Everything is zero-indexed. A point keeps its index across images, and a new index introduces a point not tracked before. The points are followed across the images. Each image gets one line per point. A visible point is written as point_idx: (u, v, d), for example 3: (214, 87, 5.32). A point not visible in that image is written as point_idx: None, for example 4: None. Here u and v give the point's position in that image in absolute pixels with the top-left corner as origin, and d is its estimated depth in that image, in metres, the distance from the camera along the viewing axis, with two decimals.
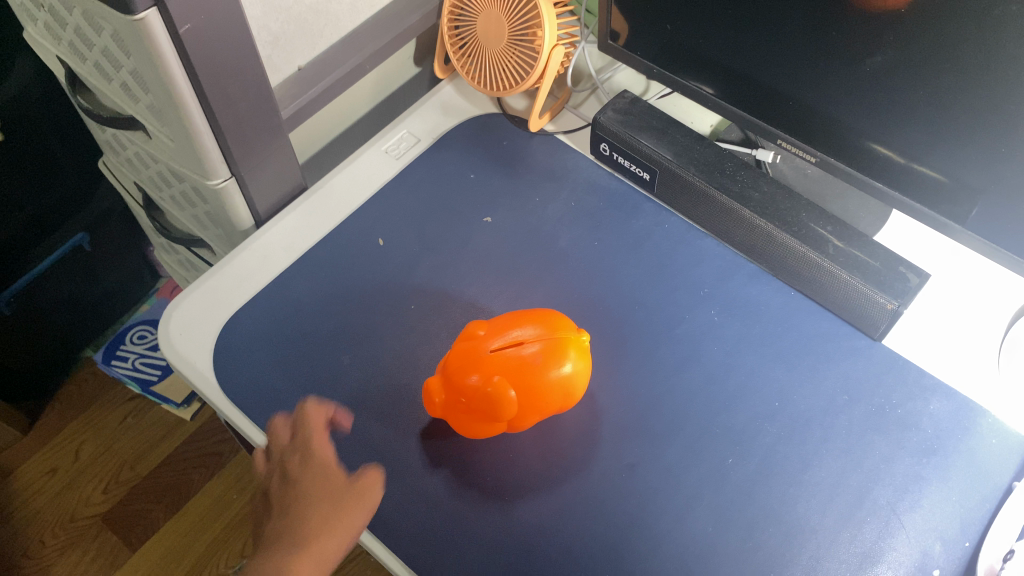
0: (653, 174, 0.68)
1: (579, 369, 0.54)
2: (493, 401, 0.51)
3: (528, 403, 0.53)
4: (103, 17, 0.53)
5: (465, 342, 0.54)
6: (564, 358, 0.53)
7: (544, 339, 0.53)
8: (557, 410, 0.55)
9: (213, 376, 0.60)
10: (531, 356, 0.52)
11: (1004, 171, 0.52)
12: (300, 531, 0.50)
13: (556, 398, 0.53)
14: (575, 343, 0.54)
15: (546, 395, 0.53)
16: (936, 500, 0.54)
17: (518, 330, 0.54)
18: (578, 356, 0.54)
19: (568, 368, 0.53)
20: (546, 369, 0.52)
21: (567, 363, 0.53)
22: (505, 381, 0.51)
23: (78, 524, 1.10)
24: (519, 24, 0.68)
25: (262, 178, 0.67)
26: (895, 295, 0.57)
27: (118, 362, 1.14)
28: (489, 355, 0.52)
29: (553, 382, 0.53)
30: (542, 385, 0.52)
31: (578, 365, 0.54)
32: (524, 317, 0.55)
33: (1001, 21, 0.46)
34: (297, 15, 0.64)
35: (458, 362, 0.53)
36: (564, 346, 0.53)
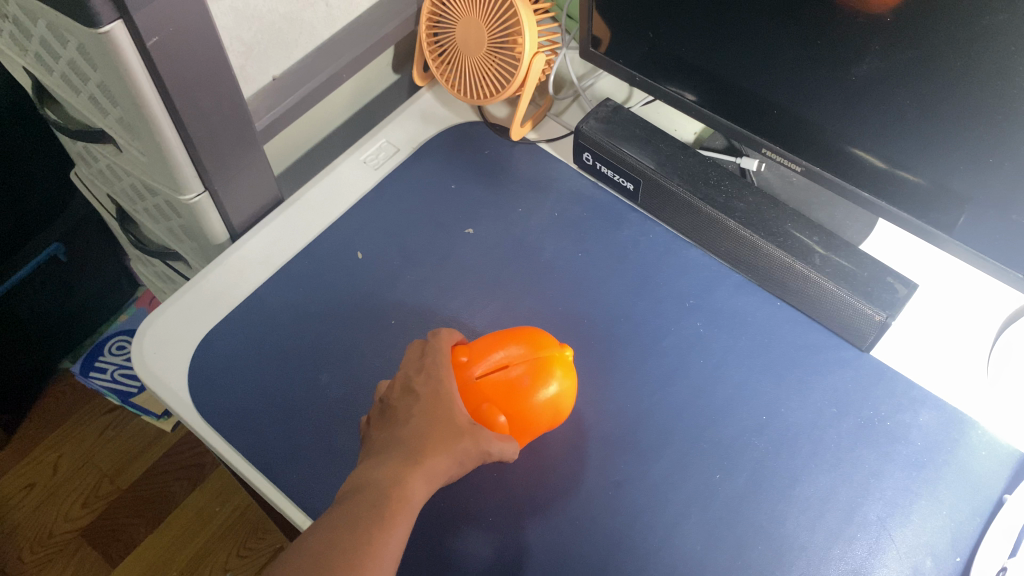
0: (637, 184, 0.67)
1: (567, 387, 0.53)
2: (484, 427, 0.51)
3: (520, 428, 0.52)
4: (67, 30, 0.51)
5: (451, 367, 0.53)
6: (551, 379, 0.52)
7: (529, 360, 0.52)
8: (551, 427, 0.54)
9: (188, 396, 0.59)
10: (517, 380, 0.51)
11: (992, 180, 0.51)
12: (418, 440, 0.48)
13: (547, 419, 0.53)
14: (560, 361, 0.53)
15: (537, 418, 0.52)
16: (926, 514, 0.53)
17: (502, 351, 0.52)
18: (564, 373, 0.52)
19: (555, 387, 0.52)
20: (533, 391, 0.51)
21: (554, 382, 0.52)
22: (493, 408, 0.51)
23: (56, 539, 1.08)
24: (498, 31, 0.66)
25: (236, 191, 0.65)
26: (883, 306, 0.56)
27: (96, 373, 1.12)
28: (475, 381, 0.51)
29: (543, 405, 0.52)
30: (531, 406, 0.51)
31: (566, 382, 0.53)
32: (506, 335, 0.53)
33: (990, 30, 0.44)
34: (271, 24, 0.62)
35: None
36: (549, 365, 0.52)
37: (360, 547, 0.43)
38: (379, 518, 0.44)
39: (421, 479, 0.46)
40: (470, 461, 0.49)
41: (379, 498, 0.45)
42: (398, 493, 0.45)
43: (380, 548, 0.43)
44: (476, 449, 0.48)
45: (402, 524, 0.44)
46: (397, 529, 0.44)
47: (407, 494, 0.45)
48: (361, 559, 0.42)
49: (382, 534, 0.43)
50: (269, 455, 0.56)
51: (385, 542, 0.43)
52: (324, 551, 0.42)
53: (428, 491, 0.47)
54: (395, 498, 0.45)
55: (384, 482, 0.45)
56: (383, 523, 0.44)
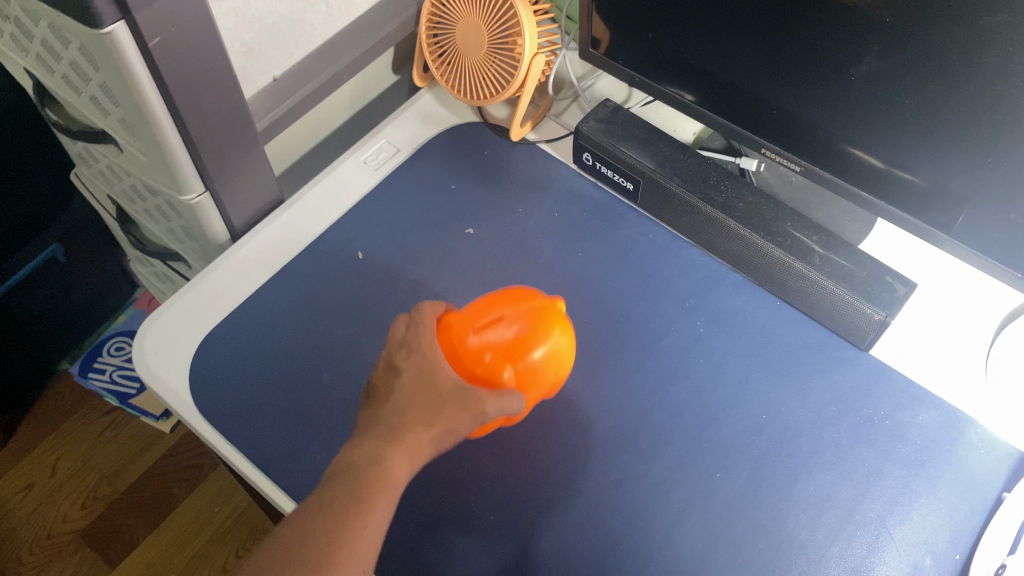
0: (636, 184, 0.68)
1: (561, 334, 0.52)
2: (489, 384, 0.50)
3: (527, 384, 0.51)
4: (69, 30, 0.51)
5: (442, 334, 0.52)
6: (547, 329, 0.51)
7: (522, 315, 0.51)
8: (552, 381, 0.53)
9: (189, 395, 0.59)
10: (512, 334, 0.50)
11: (990, 180, 0.52)
12: (400, 419, 0.47)
13: (549, 370, 0.52)
14: (552, 308, 0.52)
15: (539, 368, 0.51)
16: (925, 512, 0.53)
17: (491, 313, 0.51)
18: (559, 322, 0.52)
19: (553, 338, 0.51)
20: (532, 339, 0.50)
21: (551, 329, 0.51)
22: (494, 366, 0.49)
23: (55, 540, 1.08)
24: (498, 32, 0.66)
25: (237, 192, 0.65)
26: (882, 305, 0.57)
27: (95, 375, 1.12)
28: (470, 343, 0.50)
29: (543, 355, 0.51)
30: (534, 356, 0.50)
31: (560, 331, 0.52)
32: (495, 295, 0.53)
33: (988, 30, 0.45)
34: (271, 25, 0.62)
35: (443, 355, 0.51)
36: (542, 314, 0.51)
37: (341, 532, 0.42)
38: (359, 501, 0.43)
39: (402, 458, 0.45)
40: (462, 430, 0.48)
41: (359, 480, 0.44)
42: (379, 475, 0.44)
43: (361, 531, 0.43)
44: (463, 419, 0.47)
45: (383, 505, 0.44)
46: (378, 511, 0.44)
47: (388, 475, 0.44)
48: (343, 544, 0.42)
49: (363, 518, 0.43)
50: (271, 454, 0.56)
51: (366, 526, 0.43)
52: (305, 537, 0.42)
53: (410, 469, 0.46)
54: (375, 480, 0.44)
55: (364, 463, 0.45)
56: (364, 506, 0.43)
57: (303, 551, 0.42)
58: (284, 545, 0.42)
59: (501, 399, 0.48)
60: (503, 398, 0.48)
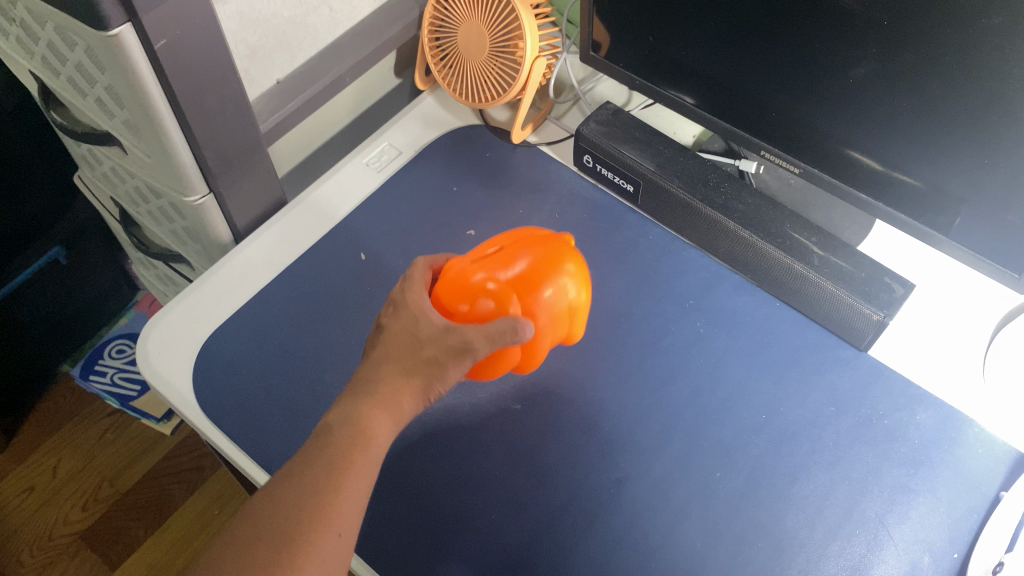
0: (637, 185, 0.68)
1: (575, 274, 0.53)
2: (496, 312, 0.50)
3: (538, 317, 0.51)
4: (75, 33, 0.51)
5: (446, 277, 0.53)
6: (559, 266, 0.52)
7: (528, 251, 0.52)
8: (564, 324, 0.54)
9: (192, 395, 0.59)
10: (522, 270, 0.51)
11: (987, 182, 0.52)
12: (380, 378, 0.47)
13: (562, 309, 0.53)
14: (558, 245, 0.53)
15: (551, 305, 0.52)
16: (924, 510, 0.54)
17: (499, 252, 0.53)
18: (565, 257, 0.53)
19: (558, 270, 0.52)
20: (538, 269, 0.51)
21: (556, 261, 0.52)
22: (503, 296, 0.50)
23: (56, 542, 1.08)
24: (500, 36, 0.67)
25: (241, 194, 0.66)
26: (880, 305, 0.57)
27: (96, 377, 1.13)
28: (478, 276, 0.51)
29: (555, 290, 0.52)
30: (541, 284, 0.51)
31: (574, 271, 0.53)
32: (501, 241, 0.54)
33: (984, 33, 0.45)
34: (275, 28, 0.63)
35: (445, 298, 0.52)
36: (547, 248, 0.53)
37: (318, 494, 0.42)
38: (338, 463, 0.43)
39: (382, 418, 0.45)
40: (449, 378, 0.48)
41: (340, 441, 0.44)
42: (360, 436, 0.44)
43: (340, 493, 0.42)
44: (444, 370, 0.47)
45: (364, 469, 0.43)
46: (358, 474, 0.43)
47: (369, 437, 0.44)
48: (319, 506, 0.41)
49: (342, 480, 0.42)
50: (273, 453, 0.56)
51: (345, 488, 0.42)
52: (281, 499, 0.41)
53: (391, 431, 0.46)
54: (356, 440, 0.44)
55: (345, 425, 0.44)
56: (344, 468, 0.43)
57: (277, 513, 0.41)
58: (259, 508, 0.41)
59: (512, 322, 0.48)
60: (516, 321, 0.48)
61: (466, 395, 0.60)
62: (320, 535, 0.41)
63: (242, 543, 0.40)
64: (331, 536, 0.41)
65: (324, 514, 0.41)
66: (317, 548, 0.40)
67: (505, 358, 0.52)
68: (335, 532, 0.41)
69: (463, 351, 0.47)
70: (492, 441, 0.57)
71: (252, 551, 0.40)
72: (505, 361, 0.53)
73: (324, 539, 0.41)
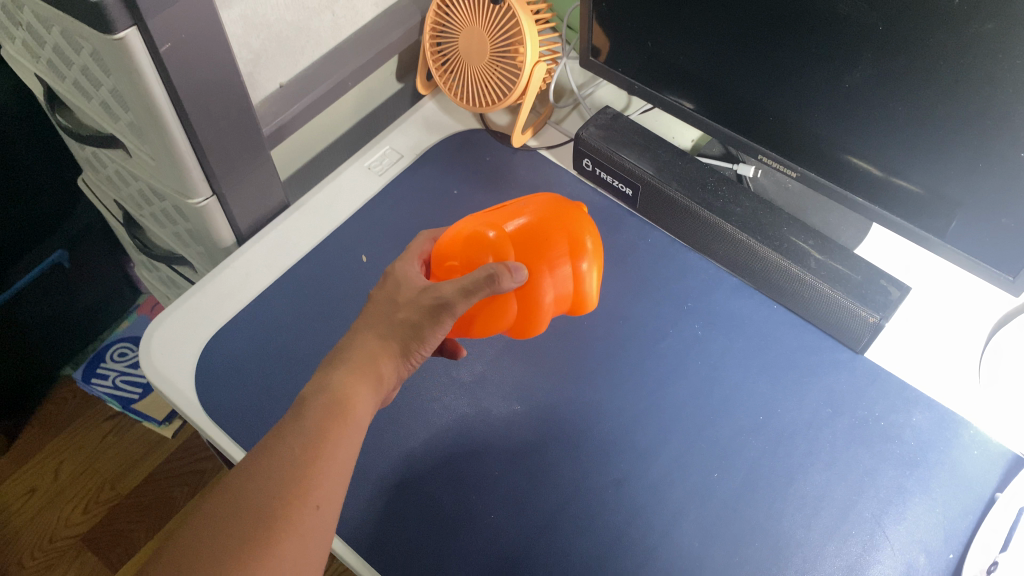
0: (635, 189, 0.69)
1: (592, 248, 0.52)
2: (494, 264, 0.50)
3: (534, 270, 0.51)
4: (82, 36, 0.52)
5: (452, 235, 0.53)
6: (572, 233, 0.52)
7: (539, 215, 0.53)
8: (570, 293, 0.53)
9: (195, 395, 0.60)
10: (529, 227, 0.52)
11: (980, 186, 0.53)
12: (358, 346, 0.47)
13: (565, 269, 0.52)
14: (574, 215, 0.53)
15: (553, 264, 0.51)
16: (919, 511, 0.54)
17: (511, 213, 0.54)
18: (579, 226, 0.52)
19: (567, 236, 0.52)
20: (545, 231, 0.52)
21: (571, 229, 0.52)
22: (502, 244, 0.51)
23: (57, 544, 1.08)
24: (501, 41, 0.68)
25: (244, 196, 0.67)
26: (877, 308, 0.58)
27: (98, 380, 1.13)
28: (483, 224, 0.52)
29: (559, 249, 0.51)
30: (544, 245, 0.51)
31: (592, 245, 0.52)
32: (517, 204, 0.55)
33: (977, 38, 0.46)
34: (278, 32, 0.64)
35: (449, 252, 0.52)
36: (560, 216, 0.53)
37: (297, 467, 0.42)
38: (318, 434, 0.43)
39: (360, 385, 0.45)
40: (428, 338, 0.47)
41: (320, 411, 0.44)
42: (340, 405, 0.44)
43: (319, 465, 0.42)
44: (421, 332, 0.47)
45: (344, 440, 0.44)
46: (338, 446, 0.43)
47: (349, 406, 0.44)
48: (298, 481, 0.41)
49: (321, 451, 0.43)
50: None
51: (324, 459, 0.42)
52: (260, 471, 0.41)
53: (371, 399, 0.46)
54: (335, 410, 0.44)
55: (325, 394, 0.44)
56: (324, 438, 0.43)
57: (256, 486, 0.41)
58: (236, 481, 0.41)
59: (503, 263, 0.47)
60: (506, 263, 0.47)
61: (465, 396, 0.60)
62: (298, 510, 0.41)
63: (220, 514, 0.40)
64: (309, 509, 0.41)
65: (302, 486, 0.41)
66: (296, 522, 0.41)
67: (499, 312, 0.51)
68: (313, 505, 0.41)
69: (438, 305, 0.47)
70: (492, 442, 0.58)
71: (230, 525, 0.40)
72: (501, 317, 0.52)
73: (302, 513, 0.41)
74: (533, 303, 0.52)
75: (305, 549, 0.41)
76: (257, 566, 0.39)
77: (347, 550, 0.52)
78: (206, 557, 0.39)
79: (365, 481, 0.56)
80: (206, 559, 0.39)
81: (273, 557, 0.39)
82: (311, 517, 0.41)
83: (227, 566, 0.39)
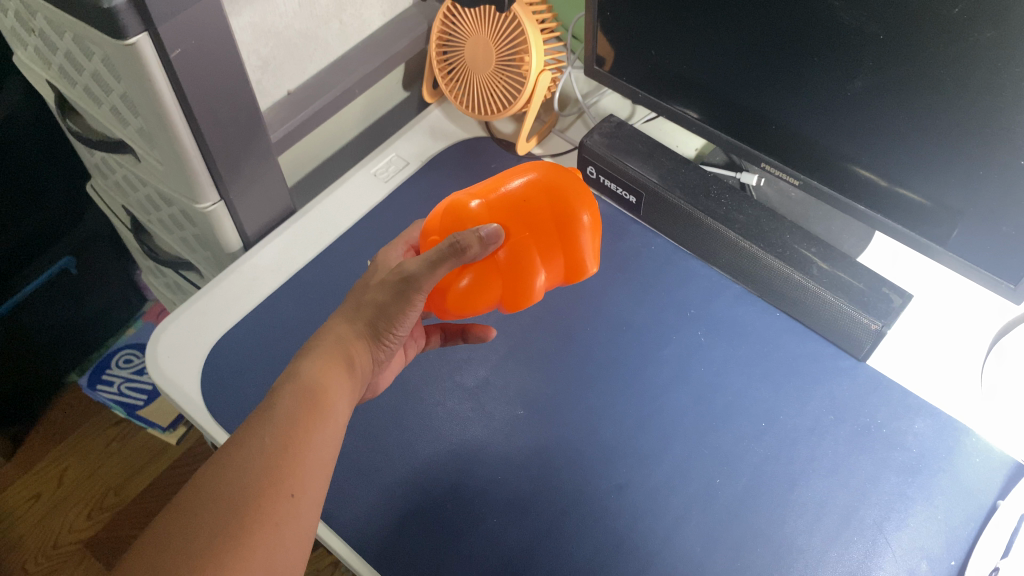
0: (639, 197, 0.69)
1: (586, 219, 0.51)
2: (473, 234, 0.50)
3: (517, 240, 0.50)
4: (94, 42, 0.53)
5: (448, 204, 0.53)
6: (566, 205, 0.50)
7: (533, 184, 0.51)
8: (563, 267, 0.52)
9: (201, 399, 0.60)
10: (518, 199, 0.50)
11: (982, 195, 0.53)
12: (329, 333, 0.50)
13: (553, 241, 0.51)
14: (571, 187, 0.51)
15: (542, 239, 0.50)
16: (921, 518, 0.54)
17: (509, 178, 0.53)
18: (575, 200, 0.50)
19: (557, 209, 0.50)
20: (533, 203, 0.50)
21: (563, 201, 0.50)
22: (486, 212, 0.51)
23: (61, 550, 1.08)
24: (506, 49, 0.69)
25: (252, 201, 0.67)
26: (879, 315, 0.58)
27: (104, 387, 1.15)
28: (473, 193, 0.52)
29: (544, 218, 0.50)
30: (530, 217, 0.50)
31: (589, 221, 0.51)
32: (524, 167, 0.53)
33: (978, 46, 0.46)
34: (286, 40, 0.65)
35: (442, 221, 0.52)
36: (555, 187, 0.50)
37: (272, 457, 0.43)
38: (295, 426, 0.44)
39: (333, 372, 0.48)
40: (398, 320, 0.50)
41: (296, 402, 0.45)
42: (315, 395, 0.46)
43: (296, 456, 0.44)
44: (388, 314, 0.49)
45: (321, 433, 0.45)
46: (315, 437, 0.45)
47: (324, 397, 0.46)
48: (273, 471, 0.42)
49: (298, 443, 0.44)
50: None
51: (301, 449, 0.44)
52: (235, 462, 0.42)
53: (344, 383, 0.48)
54: (309, 400, 0.46)
55: (301, 386, 0.46)
56: (301, 428, 0.44)
57: (231, 477, 0.42)
58: (210, 470, 0.42)
59: (473, 231, 0.48)
60: (477, 229, 0.48)
61: (469, 401, 0.61)
62: (273, 499, 0.42)
63: (196, 502, 0.41)
64: (284, 497, 0.42)
65: (279, 475, 0.43)
66: (271, 510, 0.41)
67: (483, 287, 0.51)
68: (288, 494, 0.42)
69: (405, 279, 0.48)
70: (495, 446, 0.58)
71: (205, 513, 0.40)
72: (486, 292, 0.51)
73: (276, 501, 0.42)
74: (518, 275, 0.50)
75: (280, 537, 0.42)
76: (232, 551, 0.40)
77: (350, 552, 0.53)
78: (183, 543, 0.39)
79: (369, 484, 0.56)
80: (182, 543, 0.39)
81: (248, 542, 0.40)
82: (285, 507, 0.42)
83: (203, 550, 0.39)
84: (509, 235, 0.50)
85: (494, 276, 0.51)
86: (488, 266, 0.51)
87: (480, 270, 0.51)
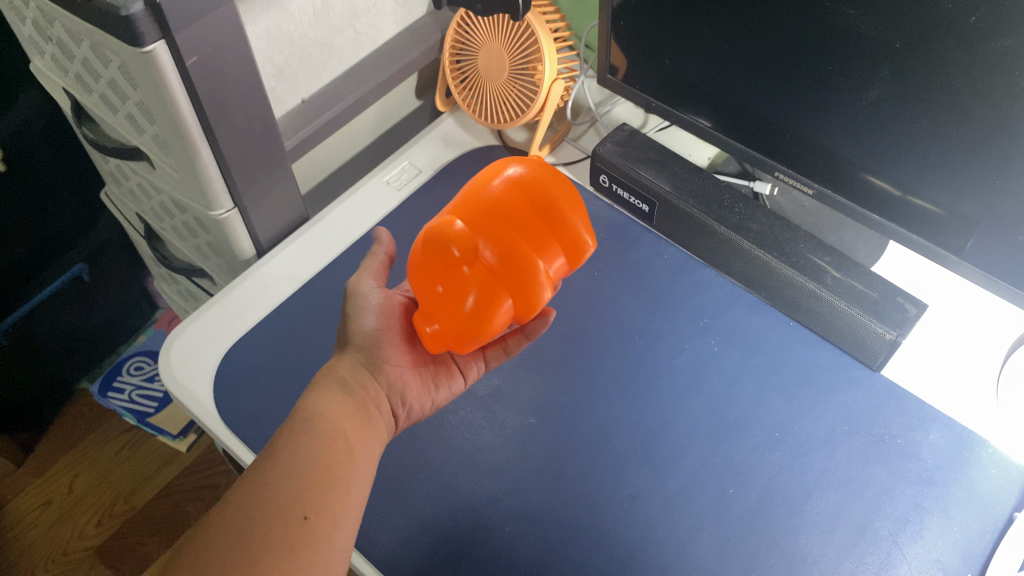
0: (652, 206, 0.70)
1: (570, 211, 0.50)
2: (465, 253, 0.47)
3: (510, 245, 0.48)
4: (111, 49, 0.53)
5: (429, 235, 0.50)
6: (549, 203, 0.49)
7: (510, 186, 0.50)
8: (561, 264, 0.50)
9: (214, 406, 0.60)
10: (503, 205, 0.49)
11: (999, 206, 0.53)
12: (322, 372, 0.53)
13: (544, 235, 0.49)
14: (545, 179, 0.50)
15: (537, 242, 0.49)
16: (937, 531, 0.54)
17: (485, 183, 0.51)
18: (552, 192, 0.50)
19: (540, 205, 0.49)
20: (516, 203, 0.49)
21: (545, 198, 0.49)
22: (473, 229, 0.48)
23: (70, 558, 1.08)
24: (519, 58, 0.69)
25: (266, 208, 0.67)
26: (893, 325, 0.58)
27: (114, 394, 1.13)
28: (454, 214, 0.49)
29: (520, 205, 0.49)
30: (518, 219, 0.49)
31: (573, 211, 0.50)
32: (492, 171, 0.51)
33: (997, 55, 0.46)
34: (301, 49, 0.65)
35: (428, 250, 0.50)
36: (529, 182, 0.50)
37: (282, 486, 0.45)
38: (306, 455, 0.46)
39: (336, 402, 0.50)
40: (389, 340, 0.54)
41: (306, 435, 0.48)
42: (324, 427, 0.48)
43: (307, 483, 0.45)
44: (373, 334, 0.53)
45: (338, 462, 0.47)
46: (326, 464, 0.47)
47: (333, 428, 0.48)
48: (281, 500, 0.44)
49: (309, 470, 0.46)
50: None
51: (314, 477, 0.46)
52: (246, 495, 0.44)
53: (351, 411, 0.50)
54: (319, 432, 0.48)
55: (308, 420, 0.48)
56: (311, 458, 0.46)
57: (240, 509, 0.44)
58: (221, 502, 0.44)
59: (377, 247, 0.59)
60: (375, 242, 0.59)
61: (481, 409, 0.61)
62: (281, 524, 0.44)
63: (209, 531, 0.43)
64: (296, 522, 0.44)
65: (290, 502, 0.44)
66: (282, 534, 0.43)
67: (488, 298, 0.48)
68: (300, 517, 0.44)
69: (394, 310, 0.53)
70: (507, 455, 0.58)
71: (215, 540, 0.42)
72: (493, 301, 0.48)
73: (285, 526, 0.44)
74: (518, 272, 0.48)
75: (295, 560, 0.43)
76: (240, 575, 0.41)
77: (360, 558, 0.53)
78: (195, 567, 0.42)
79: (380, 492, 0.56)
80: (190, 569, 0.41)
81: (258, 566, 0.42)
82: (295, 530, 0.44)
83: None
84: (499, 241, 0.49)
85: (498, 288, 0.49)
86: (487, 276, 0.49)
87: (479, 283, 0.48)
